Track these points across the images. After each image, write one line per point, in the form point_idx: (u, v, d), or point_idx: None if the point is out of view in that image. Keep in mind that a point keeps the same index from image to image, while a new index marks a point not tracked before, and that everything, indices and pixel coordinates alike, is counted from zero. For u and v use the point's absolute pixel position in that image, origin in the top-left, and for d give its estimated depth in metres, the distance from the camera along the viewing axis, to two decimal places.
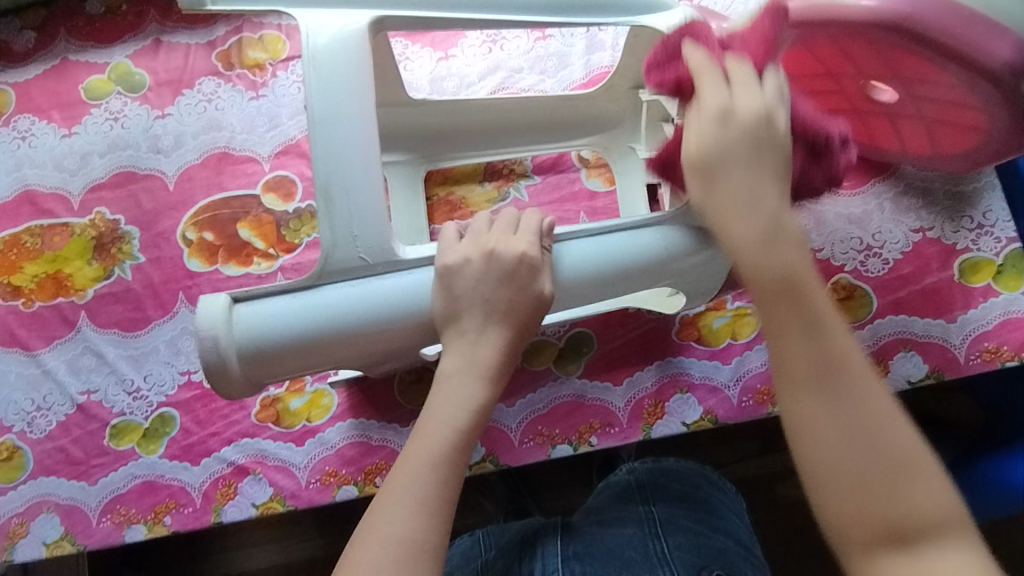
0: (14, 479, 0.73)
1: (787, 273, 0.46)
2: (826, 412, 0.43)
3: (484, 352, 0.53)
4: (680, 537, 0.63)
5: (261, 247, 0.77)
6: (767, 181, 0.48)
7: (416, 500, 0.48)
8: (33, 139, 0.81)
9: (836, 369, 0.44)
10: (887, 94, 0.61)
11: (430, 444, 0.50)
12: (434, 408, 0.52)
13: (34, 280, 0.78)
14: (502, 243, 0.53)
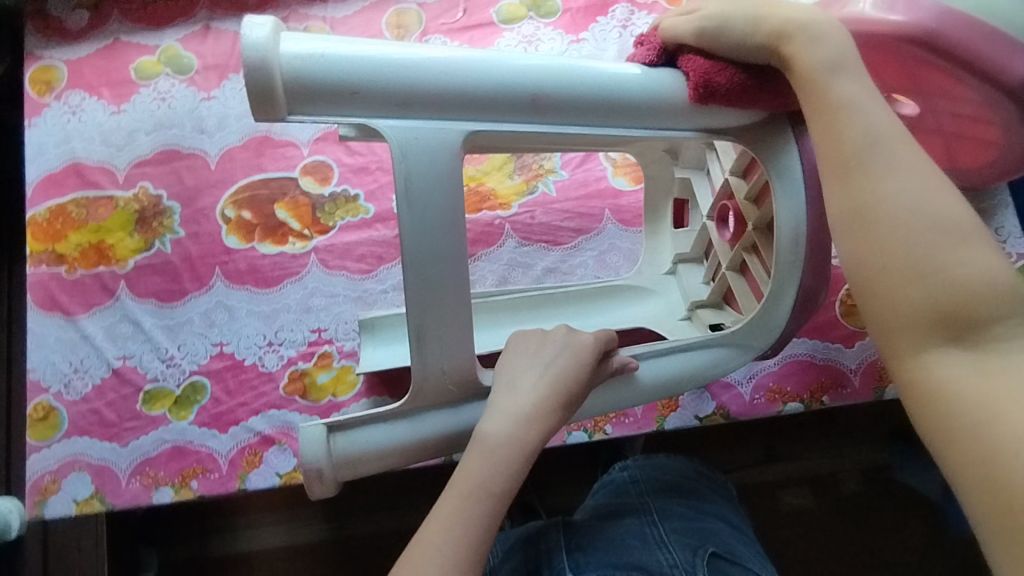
0: (48, 438, 0.76)
1: (858, 124, 0.47)
2: (873, 185, 0.46)
3: (524, 415, 0.53)
4: (674, 521, 0.65)
5: (296, 228, 0.80)
6: (824, 32, 0.50)
7: (446, 555, 0.48)
8: (83, 114, 0.85)
9: (885, 140, 0.47)
10: (909, 108, 0.64)
11: (465, 505, 0.50)
12: (469, 464, 0.51)
13: (77, 249, 0.81)
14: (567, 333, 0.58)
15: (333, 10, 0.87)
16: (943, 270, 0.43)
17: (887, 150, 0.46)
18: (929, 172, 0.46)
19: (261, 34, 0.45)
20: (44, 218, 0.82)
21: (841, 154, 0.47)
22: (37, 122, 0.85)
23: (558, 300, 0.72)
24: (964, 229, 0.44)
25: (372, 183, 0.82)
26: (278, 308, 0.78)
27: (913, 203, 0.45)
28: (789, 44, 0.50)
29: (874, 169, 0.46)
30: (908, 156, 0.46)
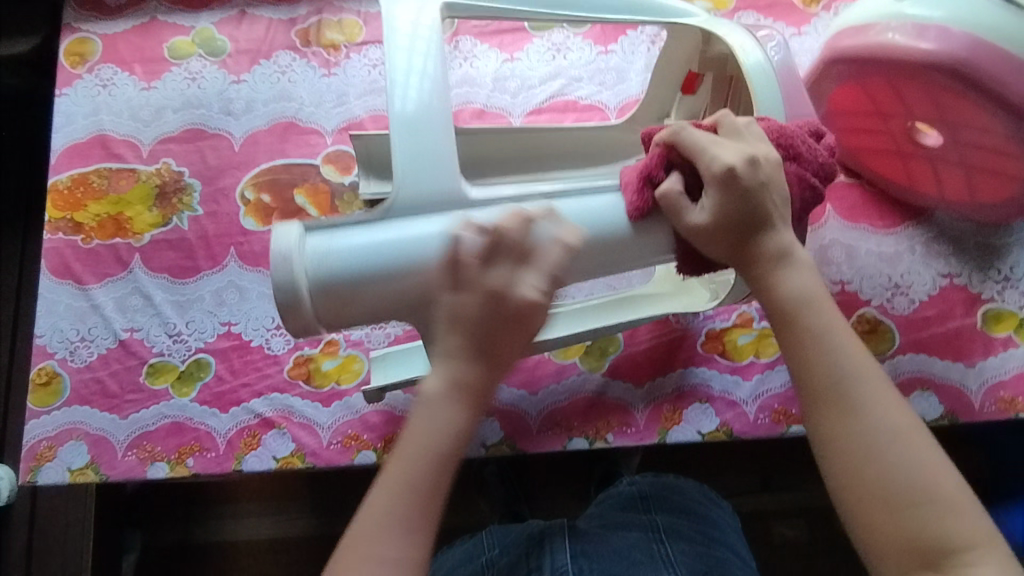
0: (49, 404, 0.76)
1: (827, 360, 0.50)
2: (845, 427, 0.49)
3: (445, 392, 0.52)
4: (682, 543, 0.64)
5: (313, 215, 0.80)
6: (789, 250, 0.54)
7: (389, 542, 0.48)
8: (114, 87, 0.86)
9: (853, 376, 0.50)
10: (933, 139, 0.65)
11: (415, 461, 0.50)
12: (415, 427, 0.52)
13: (95, 219, 0.82)
14: (495, 279, 0.51)
15: (368, 6, 0.89)
16: (916, 517, 0.46)
17: (860, 390, 0.49)
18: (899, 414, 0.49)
19: (288, 257, 0.55)
20: (66, 186, 0.83)
21: (812, 389, 0.50)
22: (68, 92, 0.86)
23: (550, 148, 0.78)
24: (933, 467, 0.47)
25: None
26: None
27: (885, 439, 0.48)
28: (762, 257, 0.54)
29: (849, 409, 0.49)
30: (880, 396, 0.49)
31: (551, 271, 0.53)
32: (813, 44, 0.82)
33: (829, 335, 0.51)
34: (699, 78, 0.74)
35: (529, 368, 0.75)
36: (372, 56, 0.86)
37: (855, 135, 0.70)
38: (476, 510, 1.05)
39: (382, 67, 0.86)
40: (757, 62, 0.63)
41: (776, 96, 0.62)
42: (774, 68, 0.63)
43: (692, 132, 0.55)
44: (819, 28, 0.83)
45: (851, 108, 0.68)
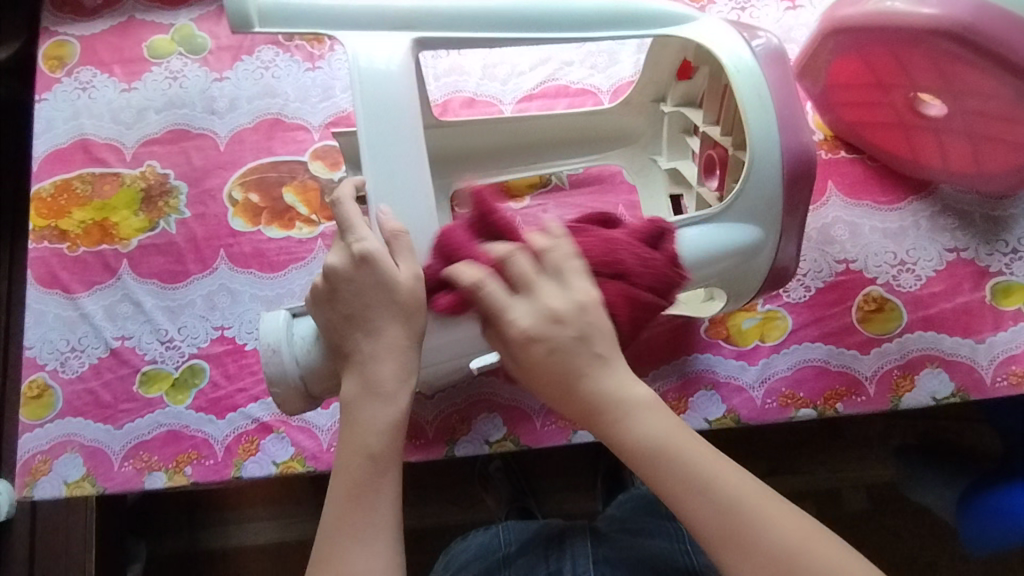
0: (42, 417, 0.75)
1: (706, 502, 0.46)
2: (746, 558, 0.45)
3: (382, 360, 0.52)
4: (709, 556, 0.63)
5: (304, 213, 0.79)
6: (613, 367, 0.50)
7: (363, 552, 0.48)
8: (94, 90, 0.84)
9: (734, 502, 0.46)
10: (936, 109, 0.65)
11: (358, 469, 0.50)
12: (353, 430, 0.51)
13: (81, 226, 0.80)
14: (340, 255, 0.53)
15: None
16: None
17: (752, 520, 0.45)
18: (795, 535, 0.45)
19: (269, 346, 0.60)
20: (49, 193, 0.81)
21: (710, 532, 0.46)
22: (47, 97, 0.84)
23: (544, 137, 0.77)
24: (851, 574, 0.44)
25: None
26: (282, 293, 0.77)
27: (784, 566, 0.44)
28: (602, 407, 0.49)
29: (743, 549, 0.45)
30: (766, 510, 0.46)
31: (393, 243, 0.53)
32: (809, 17, 0.80)
33: (700, 473, 0.47)
34: (693, 66, 0.70)
35: None
36: None
37: (857, 110, 0.70)
38: (482, 506, 1.03)
39: None
40: (739, 61, 0.59)
41: (767, 109, 0.58)
42: (762, 69, 0.59)
43: (516, 263, 0.50)
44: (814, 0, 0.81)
45: (851, 81, 0.67)
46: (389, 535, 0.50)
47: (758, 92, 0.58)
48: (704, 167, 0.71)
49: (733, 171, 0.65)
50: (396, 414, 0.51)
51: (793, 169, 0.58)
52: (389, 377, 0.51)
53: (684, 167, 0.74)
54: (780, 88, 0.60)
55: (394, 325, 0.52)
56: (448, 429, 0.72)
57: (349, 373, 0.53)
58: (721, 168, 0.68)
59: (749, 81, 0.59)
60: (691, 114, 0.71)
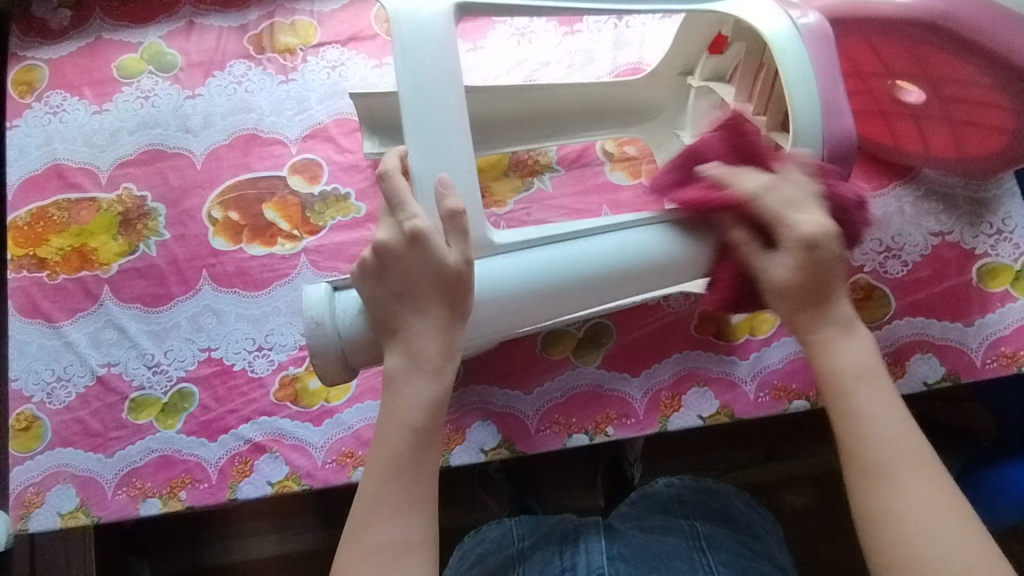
0: (31, 449, 0.74)
1: (868, 442, 0.49)
2: (889, 509, 0.47)
3: (428, 338, 0.53)
4: (723, 554, 0.62)
5: (285, 229, 0.77)
6: (852, 329, 0.53)
7: (396, 522, 0.51)
8: (65, 114, 0.82)
9: (891, 461, 0.48)
10: (915, 95, 0.64)
11: (400, 441, 0.52)
12: (394, 405, 0.53)
13: (59, 253, 0.78)
14: (392, 230, 0.52)
15: (321, 4, 0.85)
16: None
17: (891, 463, 0.48)
18: (931, 491, 0.47)
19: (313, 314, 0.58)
20: (25, 222, 0.79)
21: (859, 464, 0.49)
22: (18, 123, 0.82)
23: (560, 109, 0.75)
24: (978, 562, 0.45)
25: (363, 180, 0.79)
26: (268, 312, 0.76)
27: (917, 538, 0.46)
28: (827, 324, 0.53)
29: (877, 485, 0.48)
30: (921, 482, 0.47)
31: (449, 225, 0.52)
32: None
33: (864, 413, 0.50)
34: (726, 40, 0.67)
35: (522, 367, 0.73)
36: (330, 57, 0.82)
37: None
38: (483, 508, 1.03)
39: (341, 68, 0.82)
40: (781, 36, 0.56)
41: (811, 90, 0.55)
42: (804, 42, 0.56)
43: (763, 201, 0.53)
44: None
45: None
46: (423, 511, 0.51)
47: (802, 73, 0.56)
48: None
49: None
50: (433, 392, 0.53)
51: (834, 156, 0.56)
52: (432, 357, 0.53)
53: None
54: (825, 68, 0.56)
55: (437, 311, 0.53)
56: (443, 440, 0.71)
57: (395, 350, 0.54)
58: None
59: (791, 58, 0.56)
60: (718, 89, 0.68)
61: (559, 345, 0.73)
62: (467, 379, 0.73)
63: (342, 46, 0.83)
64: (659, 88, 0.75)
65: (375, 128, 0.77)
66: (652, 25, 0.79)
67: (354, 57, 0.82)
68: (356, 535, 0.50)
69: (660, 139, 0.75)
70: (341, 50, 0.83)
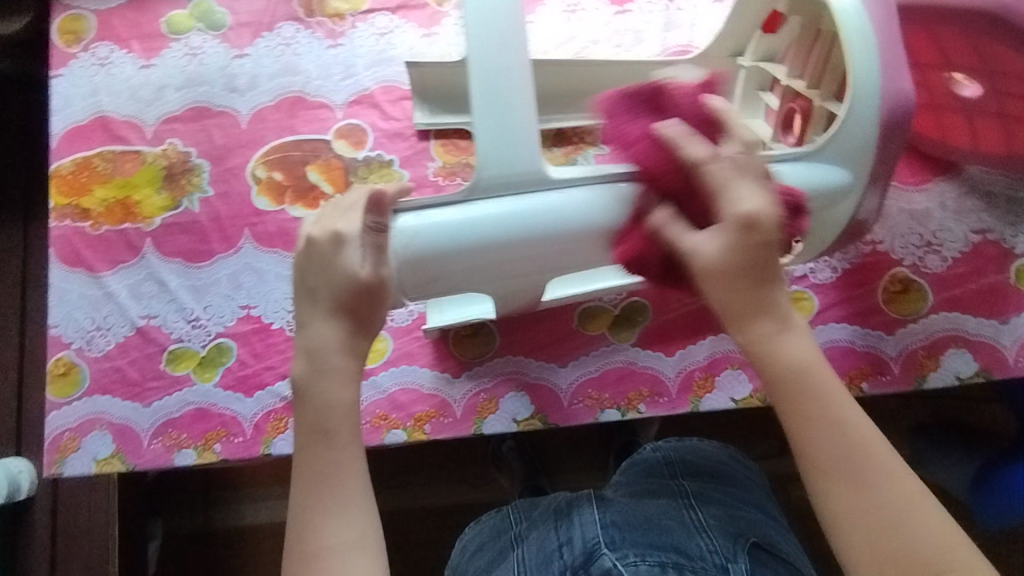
0: (69, 395, 0.75)
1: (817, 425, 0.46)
2: (860, 509, 0.44)
3: (330, 351, 0.48)
4: (713, 507, 0.63)
5: (328, 192, 0.78)
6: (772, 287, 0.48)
7: (334, 530, 0.46)
8: (112, 66, 0.83)
9: (860, 455, 0.45)
10: (971, 90, 0.66)
11: (318, 445, 0.48)
12: (310, 408, 0.48)
13: (102, 204, 0.79)
14: (320, 228, 0.49)
15: None
16: None
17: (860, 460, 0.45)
18: (885, 459, 0.45)
19: None
20: (69, 171, 0.80)
21: (841, 470, 0.45)
22: (64, 72, 0.82)
23: (607, 88, 0.75)
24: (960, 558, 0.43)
25: (407, 149, 0.79)
26: None
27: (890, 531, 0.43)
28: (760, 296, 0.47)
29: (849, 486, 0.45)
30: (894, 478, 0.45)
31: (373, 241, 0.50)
32: None
33: (813, 395, 0.46)
34: (782, 18, 0.66)
35: (558, 340, 0.74)
36: (379, 24, 0.82)
37: None
38: (495, 485, 1.05)
39: (390, 36, 0.82)
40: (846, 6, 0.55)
41: (872, 50, 0.55)
42: (868, 10, 0.55)
43: (709, 170, 0.48)
44: None
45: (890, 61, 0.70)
46: (361, 502, 0.47)
47: (865, 42, 0.55)
48: (782, 123, 0.68)
49: (816, 124, 0.63)
50: (353, 392, 0.49)
51: (891, 124, 0.55)
52: (342, 366, 0.49)
53: (755, 125, 0.70)
54: (887, 37, 0.55)
55: (332, 324, 0.49)
56: (477, 408, 0.72)
57: (298, 350, 0.49)
58: (802, 121, 0.64)
59: (856, 25, 0.55)
60: (771, 69, 0.68)
61: (594, 321, 0.74)
62: (501, 350, 0.74)
63: (392, 13, 0.83)
64: None
65: (426, 95, 0.79)
66: (703, 9, 0.79)
67: (403, 24, 0.82)
68: (297, 552, 0.46)
69: None
70: (390, 17, 0.83)
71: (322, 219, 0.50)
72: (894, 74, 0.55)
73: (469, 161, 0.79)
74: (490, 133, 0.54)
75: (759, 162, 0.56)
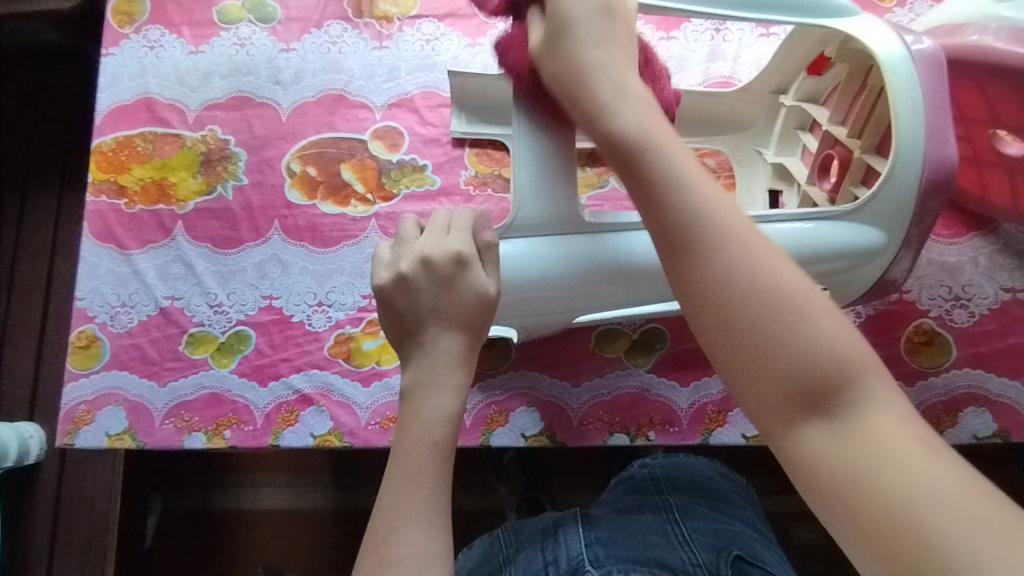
0: (89, 367, 0.76)
1: (655, 164, 0.45)
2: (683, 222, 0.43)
3: (440, 364, 0.49)
4: (696, 520, 0.62)
5: (360, 191, 0.79)
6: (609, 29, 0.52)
7: (418, 547, 0.43)
8: (161, 49, 0.84)
9: (681, 182, 0.44)
10: (1014, 147, 0.66)
11: (415, 454, 0.47)
12: (408, 424, 0.48)
13: (139, 183, 0.80)
14: (437, 251, 0.51)
15: None
16: (800, 329, 0.38)
17: (709, 231, 0.42)
18: (717, 198, 0.43)
19: None
20: (110, 148, 0.81)
21: (650, 194, 0.44)
22: (115, 52, 0.84)
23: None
24: (797, 290, 0.39)
25: (442, 155, 0.80)
26: (333, 269, 0.78)
27: (714, 247, 0.41)
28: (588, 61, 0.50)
29: (705, 253, 0.41)
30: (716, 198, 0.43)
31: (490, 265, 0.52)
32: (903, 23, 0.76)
33: (666, 180, 0.44)
34: (829, 62, 0.66)
35: (575, 360, 0.74)
36: (426, 30, 0.83)
37: None
38: (494, 494, 1.04)
39: (435, 43, 0.83)
40: (895, 61, 0.56)
41: (918, 110, 0.55)
42: (916, 67, 0.56)
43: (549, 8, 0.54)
44: (912, 12, 0.77)
45: None
46: (443, 518, 0.45)
47: (911, 98, 0.55)
48: (819, 167, 0.68)
49: (853, 174, 0.63)
50: (457, 404, 0.49)
51: (932, 183, 0.55)
52: (447, 380, 0.49)
53: (791, 164, 0.72)
54: (934, 96, 0.56)
55: (457, 336, 0.50)
56: (487, 420, 0.72)
57: (416, 360, 0.50)
58: (840, 168, 0.65)
59: (903, 80, 0.55)
60: (813, 111, 0.68)
61: (611, 344, 0.74)
62: (516, 364, 0.74)
63: (438, 20, 0.84)
64: (748, 105, 0.74)
65: (465, 105, 0.79)
66: (749, 41, 0.79)
67: (449, 33, 0.83)
68: (373, 557, 0.44)
69: (742, 156, 0.76)
70: (436, 24, 0.84)
71: (429, 241, 0.51)
72: (938, 136, 0.55)
73: (501, 173, 0.79)
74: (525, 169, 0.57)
75: (794, 220, 0.57)
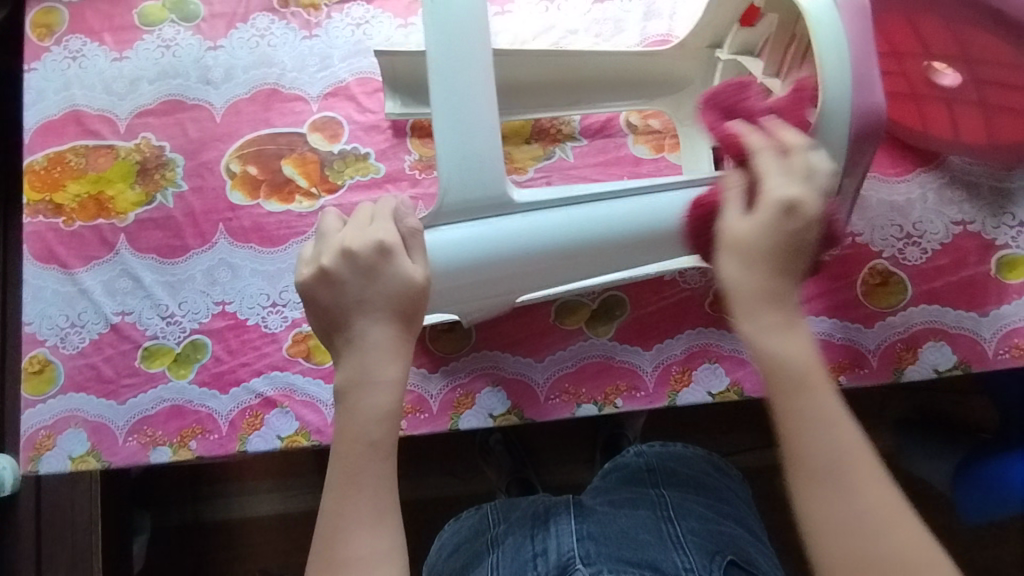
0: (44, 392, 0.74)
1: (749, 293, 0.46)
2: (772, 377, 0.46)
3: (372, 355, 0.49)
4: (691, 521, 0.61)
5: (303, 186, 0.77)
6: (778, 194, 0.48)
7: (364, 545, 0.45)
8: (84, 59, 0.82)
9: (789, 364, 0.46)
10: (950, 79, 0.66)
11: (354, 455, 0.47)
12: (348, 420, 0.48)
13: (76, 199, 0.78)
14: (358, 241, 0.49)
15: None
16: (831, 462, 0.44)
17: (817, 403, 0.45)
18: (804, 357, 0.46)
19: None
20: (42, 166, 0.79)
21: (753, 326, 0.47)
22: (37, 67, 0.81)
23: (585, 79, 0.74)
24: (840, 437, 0.44)
25: (383, 141, 0.78)
26: (283, 268, 0.76)
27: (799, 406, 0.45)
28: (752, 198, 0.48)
29: (813, 432, 0.44)
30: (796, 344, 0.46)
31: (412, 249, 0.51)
32: None
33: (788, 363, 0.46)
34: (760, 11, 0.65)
35: (538, 335, 0.73)
36: (355, 14, 0.81)
37: None
38: (482, 478, 1.04)
39: (365, 27, 0.81)
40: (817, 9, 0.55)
41: (844, 55, 0.54)
42: (840, 11, 0.55)
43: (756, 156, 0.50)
44: None
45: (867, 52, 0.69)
46: (392, 518, 0.47)
47: (836, 45, 0.54)
48: None
49: None
50: (395, 400, 0.48)
51: (863, 123, 0.55)
52: (384, 372, 0.48)
53: None
54: (861, 43, 0.54)
55: (387, 325, 0.49)
56: (454, 404, 0.71)
57: (348, 355, 0.49)
58: None
59: (827, 26, 0.54)
60: (747, 63, 0.67)
61: (572, 315, 0.73)
62: (477, 345, 0.73)
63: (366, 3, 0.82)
64: (685, 62, 0.73)
65: (397, 87, 0.77)
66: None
67: (379, 15, 0.81)
68: (323, 556, 0.46)
69: (683, 115, 0.75)
70: (365, 7, 0.81)
71: (351, 232, 0.50)
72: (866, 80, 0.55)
73: None
74: (450, 155, 0.55)
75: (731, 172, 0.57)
